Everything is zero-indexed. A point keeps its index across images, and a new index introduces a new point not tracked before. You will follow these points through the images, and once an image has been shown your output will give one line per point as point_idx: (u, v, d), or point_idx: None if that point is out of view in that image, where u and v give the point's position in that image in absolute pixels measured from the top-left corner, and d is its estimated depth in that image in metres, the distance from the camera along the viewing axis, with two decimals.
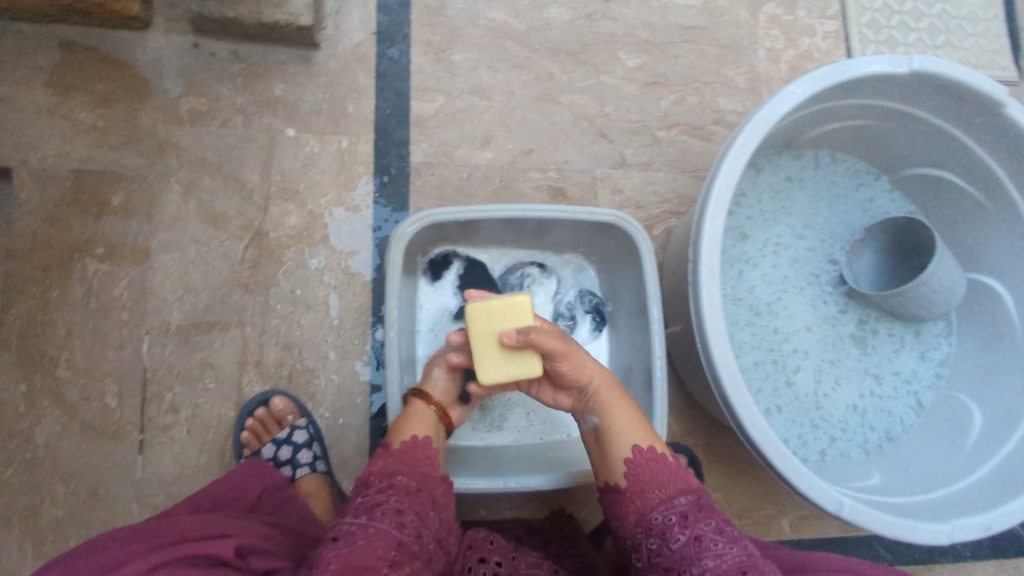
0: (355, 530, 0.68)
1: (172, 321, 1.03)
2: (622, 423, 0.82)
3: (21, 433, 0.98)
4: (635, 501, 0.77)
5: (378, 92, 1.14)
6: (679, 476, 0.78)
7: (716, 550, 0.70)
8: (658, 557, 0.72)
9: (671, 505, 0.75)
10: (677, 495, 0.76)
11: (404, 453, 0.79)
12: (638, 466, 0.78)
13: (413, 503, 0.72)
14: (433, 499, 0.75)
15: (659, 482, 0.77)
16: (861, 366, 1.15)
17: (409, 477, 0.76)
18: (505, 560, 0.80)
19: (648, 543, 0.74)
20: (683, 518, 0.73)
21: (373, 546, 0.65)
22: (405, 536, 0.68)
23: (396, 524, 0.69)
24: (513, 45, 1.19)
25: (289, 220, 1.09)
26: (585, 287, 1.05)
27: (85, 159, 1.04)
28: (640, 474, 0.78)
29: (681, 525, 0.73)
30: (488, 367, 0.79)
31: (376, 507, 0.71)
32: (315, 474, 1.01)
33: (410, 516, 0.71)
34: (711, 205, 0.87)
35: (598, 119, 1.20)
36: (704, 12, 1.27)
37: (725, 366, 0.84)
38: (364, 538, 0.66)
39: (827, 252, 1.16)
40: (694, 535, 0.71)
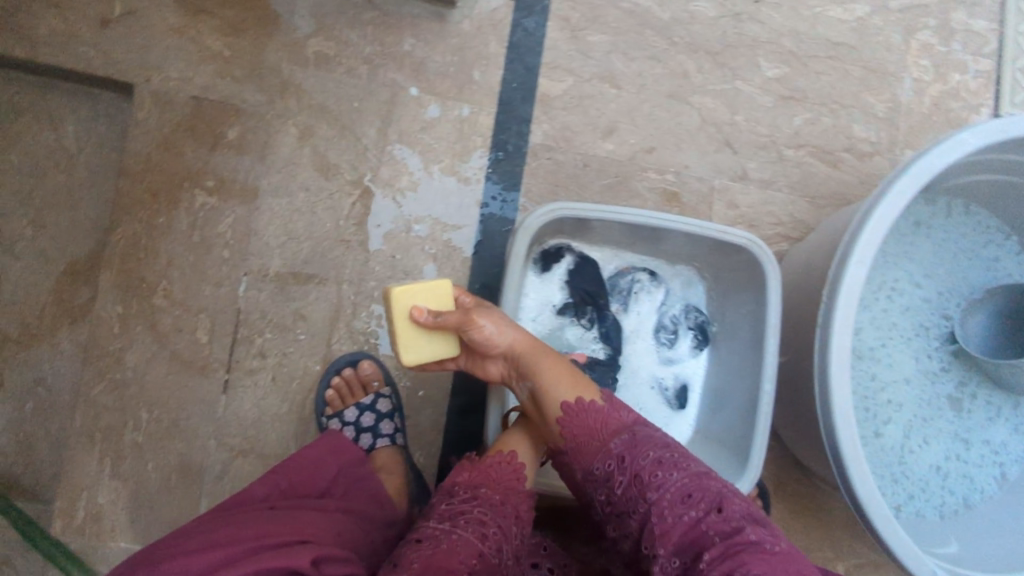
0: (439, 533, 0.69)
1: (271, 267, 1.02)
2: (556, 377, 0.79)
3: (112, 353, 0.99)
4: (578, 459, 0.77)
5: (508, 63, 1.09)
6: (607, 417, 0.76)
7: (659, 481, 0.69)
8: (613, 505, 0.73)
9: (607, 451, 0.74)
10: (610, 439, 0.75)
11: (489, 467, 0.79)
12: (572, 420, 0.77)
13: (495, 517, 0.73)
14: (514, 514, 0.76)
15: (590, 431, 0.76)
16: (952, 428, 1.11)
17: (492, 489, 0.77)
18: (556, 566, 0.82)
19: (600, 494, 0.75)
20: (621, 461, 0.73)
21: (456, 550, 0.66)
22: (487, 548, 0.69)
23: (479, 535, 0.70)
24: (652, 35, 1.13)
25: (400, 182, 1.05)
26: (691, 301, 1.02)
27: (206, 87, 1.01)
28: (579, 426, 0.76)
29: (620, 467, 0.73)
30: (408, 351, 0.78)
31: (461, 515, 0.72)
32: (393, 446, 1.00)
33: (493, 530, 0.71)
34: (858, 249, 0.83)
35: (726, 127, 1.15)
36: (855, 30, 1.19)
37: (843, 418, 0.82)
38: (449, 543, 0.67)
39: (940, 306, 1.11)
40: (632, 474, 0.71)
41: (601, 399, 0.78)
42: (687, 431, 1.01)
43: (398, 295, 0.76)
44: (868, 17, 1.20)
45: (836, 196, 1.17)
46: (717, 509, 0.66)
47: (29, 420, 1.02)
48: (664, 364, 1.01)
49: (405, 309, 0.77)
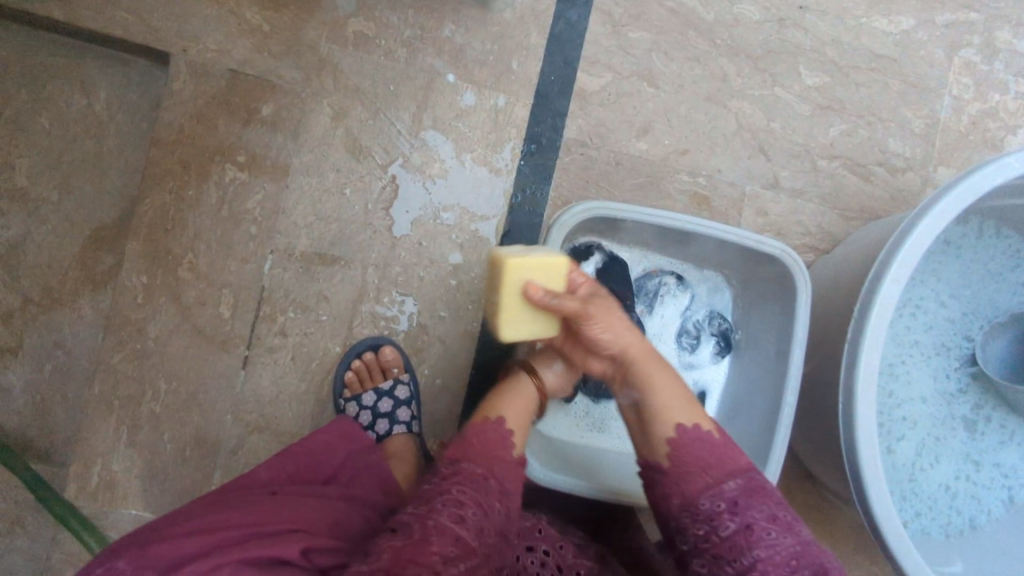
0: (412, 521, 0.59)
1: (297, 246, 1.01)
2: (671, 398, 0.75)
3: (135, 323, 0.98)
4: (679, 485, 0.70)
5: (547, 55, 1.07)
6: (723, 456, 0.71)
7: (769, 539, 0.65)
8: (708, 543, 0.66)
9: (719, 491, 0.68)
10: (725, 479, 0.69)
11: (473, 431, 0.71)
12: (683, 446, 0.72)
13: (476, 493, 0.63)
14: (500, 487, 0.65)
15: (705, 465, 0.70)
16: (964, 449, 1.11)
17: (476, 461, 0.66)
18: (552, 549, 0.79)
19: (694, 529, 0.67)
20: (733, 505, 0.67)
21: (428, 541, 0.57)
22: (465, 530, 0.59)
23: (455, 517, 0.59)
24: (694, 36, 1.11)
25: (431, 169, 1.05)
26: (716, 308, 1.02)
27: (243, 61, 1.00)
28: (688, 454, 0.71)
29: (731, 511, 0.66)
30: (507, 325, 0.76)
31: (437, 496, 0.62)
32: (409, 433, 1.00)
33: (472, 510, 0.61)
34: (894, 267, 0.82)
35: (762, 133, 1.13)
36: (899, 43, 1.18)
37: (865, 435, 0.81)
38: (420, 531, 0.58)
39: (964, 327, 1.10)
40: (745, 524, 0.65)
41: (718, 432, 0.73)
42: None
43: (511, 267, 0.72)
44: (913, 30, 1.18)
45: (867, 210, 1.16)
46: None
47: (47, 383, 1.02)
48: (685, 368, 1.01)
49: (514, 284, 0.73)
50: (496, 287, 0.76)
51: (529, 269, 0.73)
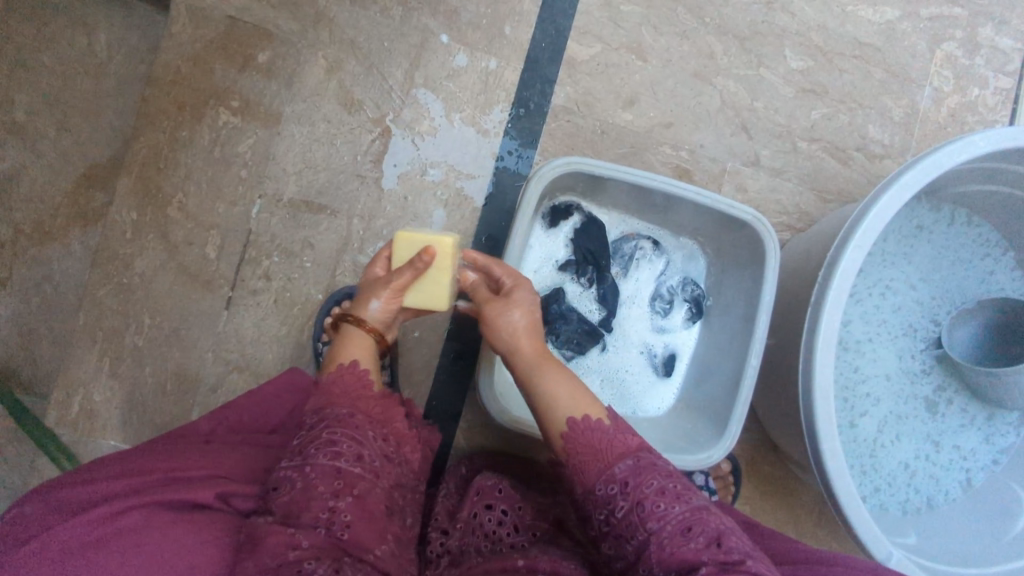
0: (293, 473, 0.65)
1: (285, 193, 1.04)
2: (561, 391, 0.73)
3: (122, 258, 1.01)
4: (579, 473, 0.70)
5: (539, 23, 1.10)
6: (612, 439, 0.70)
7: (658, 511, 0.64)
8: (611, 525, 0.67)
9: (612, 473, 0.68)
10: (616, 462, 0.68)
11: (334, 381, 0.73)
12: (579, 432, 0.70)
13: (349, 430, 0.68)
14: (369, 415, 0.70)
15: (597, 450, 0.69)
16: (925, 430, 1.14)
17: (341, 403, 0.70)
18: (511, 509, 0.84)
19: (597, 513, 0.68)
20: (624, 487, 0.66)
21: (313, 487, 0.64)
22: (346, 463, 0.66)
23: (332, 455, 0.65)
24: (684, 13, 1.14)
25: (420, 126, 1.07)
26: (689, 275, 1.05)
27: (242, 9, 1.03)
28: (584, 441, 0.70)
29: (622, 492, 0.67)
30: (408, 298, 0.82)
31: (311, 444, 0.67)
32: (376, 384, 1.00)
33: (347, 446, 0.66)
34: (859, 234, 0.85)
35: (745, 111, 1.16)
36: (883, 32, 1.21)
37: (822, 394, 0.85)
38: (304, 480, 0.64)
39: (931, 310, 1.13)
40: (635, 502, 0.65)
41: (608, 417, 0.71)
42: (670, 400, 1.03)
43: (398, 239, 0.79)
44: (897, 21, 1.21)
45: (844, 192, 1.19)
46: (718, 543, 0.62)
47: (33, 314, 1.04)
48: (657, 332, 1.03)
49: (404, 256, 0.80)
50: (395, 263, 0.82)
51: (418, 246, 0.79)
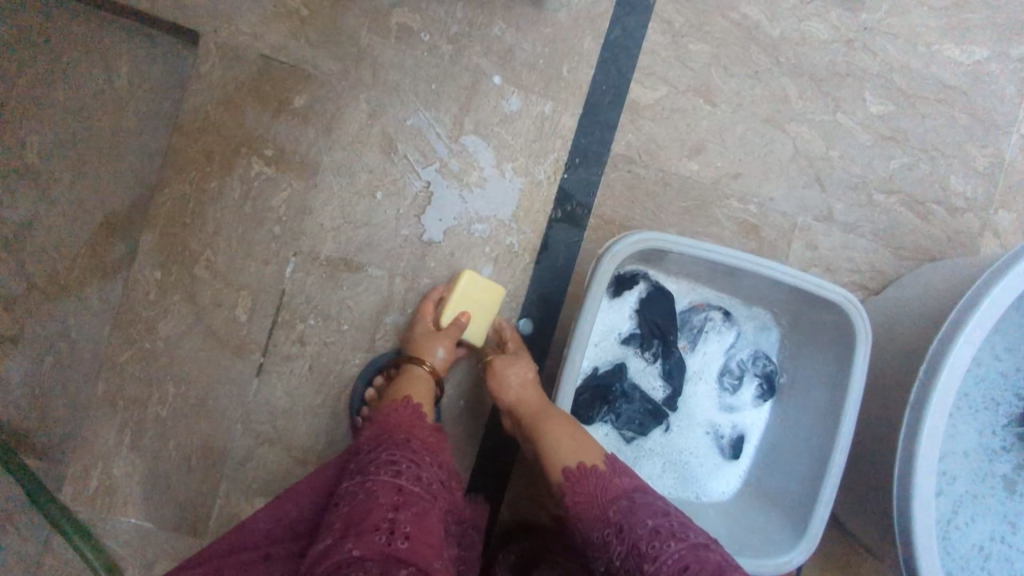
0: (355, 488, 0.69)
1: (323, 251, 0.95)
2: (557, 434, 0.77)
3: (145, 321, 0.92)
4: (579, 522, 0.74)
5: (600, 63, 1.00)
6: (610, 482, 0.73)
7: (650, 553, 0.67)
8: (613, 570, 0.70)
9: (607, 520, 0.71)
10: (611, 508, 0.72)
11: (390, 413, 0.79)
12: (576, 485, 0.74)
13: (405, 453, 0.73)
14: (424, 443, 0.76)
15: (594, 499, 0.73)
16: (1002, 511, 1.04)
17: (397, 428, 0.77)
18: None
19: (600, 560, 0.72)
20: (620, 530, 0.70)
21: (375, 499, 0.66)
22: (405, 480, 0.70)
23: (392, 472, 0.70)
24: (757, 52, 1.04)
25: (469, 176, 0.98)
26: (761, 348, 0.96)
27: (277, 47, 0.93)
28: (584, 489, 0.74)
29: (619, 537, 0.70)
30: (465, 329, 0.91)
31: (371, 464, 0.71)
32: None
33: (406, 466, 0.71)
34: (968, 329, 0.77)
35: (819, 161, 1.07)
36: (970, 74, 1.11)
37: (920, 502, 0.77)
38: (365, 494, 0.67)
39: (1016, 383, 1.05)
40: (631, 545, 0.68)
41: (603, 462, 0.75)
42: (736, 484, 0.95)
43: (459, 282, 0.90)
44: (985, 62, 1.11)
45: (923, 250, 1.10)
46: None
47: (47, 374, 0.96)
48: (725, 410, 0.95)
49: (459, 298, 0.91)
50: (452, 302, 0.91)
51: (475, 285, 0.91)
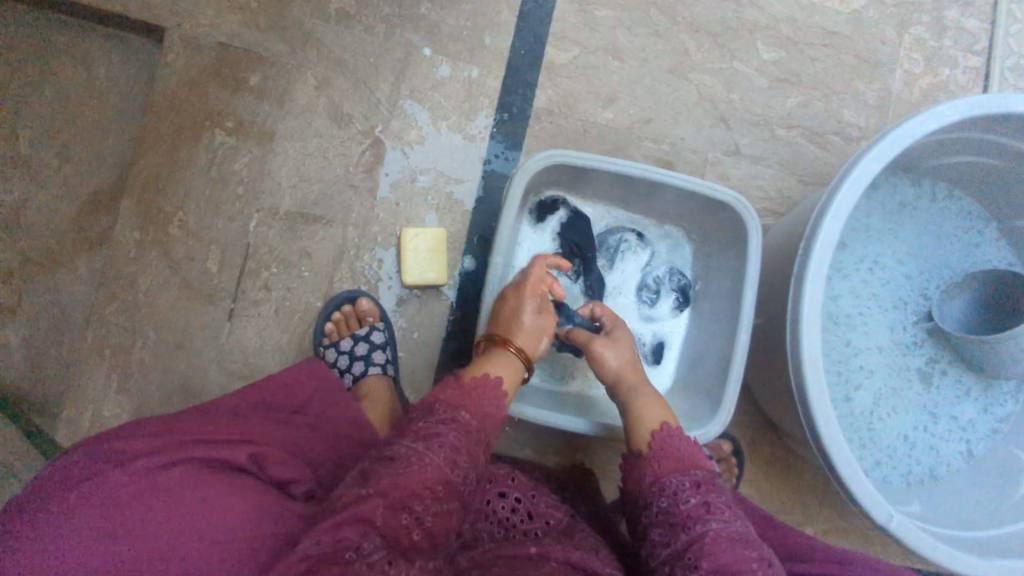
0: (410, 454, 0.68)
1: (281, 206, 1.08)
2: (659, 411, 0.85)
3: (127, 277, 1.05)
4: (654, 466, 0.79)
5: (517, 31, 1.15)
6: (695, 454, 0.80)
7: (722, 518, 0.72)
8: (666, 513, 0.74)
9: (688, 474, 0.77)
10: (693, 468, 0.78)
11: (473, 391, 0.78)
12: (665, 436, 0.81)
13: (465, 436, 0.72)
14: (487, 442, 0.76)
15: (680, 455, 0.79)
16: (921, 401, 1.16)
17: (474, 416, 0.75)
18: (523, 496, 0.91)
19: (658, 502, 0.76)
20: (697, 486, 0.75)
21: (424, 473, 0.66)
22: (454, 475, 0.69)
23: (450, 459, 0.69)
24: (657, 13, 1.19)
25: (409, 135, 1.11)
26: (675, 264, 1.08)
27: (232, 35, 1.08)
28: (665, 446, 0.80)
29: (694, 490, 0.75)
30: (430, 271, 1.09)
31: (434, 435, 0.71)
32: (384, 375, 1.04)
33: (464, 456, 0.71)
34: (835, 206, 0.87)
35: (722, 104, 1.20)
36: (851, 21, 1.25)
37: (811, 365, 0.87)
38: (417, 466, 0.67)
39: (921, 284, 1.17)
40: (704, 499, 0.73)
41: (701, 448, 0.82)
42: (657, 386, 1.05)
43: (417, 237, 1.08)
44: (864, 10, 1.25)
45: (826, 176, 1.22)
46: (768, 563, 0.70)
47: (43, 338, 1.07)
48: (645, 320, 1.06)
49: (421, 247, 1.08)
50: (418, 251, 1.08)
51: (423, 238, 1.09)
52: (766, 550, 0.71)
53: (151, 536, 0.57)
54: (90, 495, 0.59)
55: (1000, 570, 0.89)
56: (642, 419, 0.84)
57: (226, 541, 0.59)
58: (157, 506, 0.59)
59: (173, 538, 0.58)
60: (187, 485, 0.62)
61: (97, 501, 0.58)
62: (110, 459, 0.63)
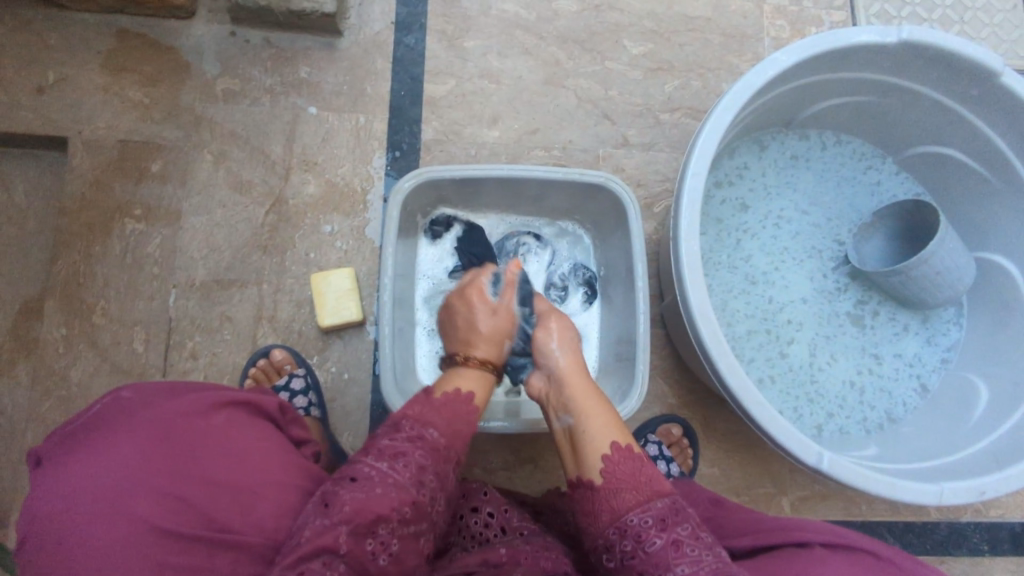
0: (373, 475, 0.65)
1: (197, 276, 1.13)
2: (596, 422, 0.78)
3: (58, 372, 1.08)
4: (609, 501, 0.72)
5: (394, 75, 1.22)
6: (654, 476, 0.72)
7: (692, 557, 0.65)
8: (632, 560, 0.67)
9: (648, 507, 0.69)
10: (652, 498, 0.70)
11: (444, 406, 0.74)
12: (615, 463, 0.73)
13: (433, 453, 0.70)
14: (456, 457, 0.73)
15: (636, 483, 0.71)
16: (859, 344, 1.15)
17: (443, 433, 0.72)
18: (497, 511, 0.87)
19: (622, 545, 0.69)
20: (661, 522, 0.68)
21: (391, 497, 0.64)
22: (421, 496, 0.66)
23: (416, 480, 0.67)
24: (522, 34, 1.26)
25: (308, 189, 1.17)
26: (579, 259, 1.11)
27: (130, 131, 1.16)
28: (618, 474, 0.72)
29: (659, 527, 0.68)
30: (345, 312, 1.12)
31: (400, 454, 0.68)
32: (309, 418, 1.05)
33: (431, 476, 0.68)
34: (693, 162, 0.90)
35: (602, 101, 1.25)
36: (710, 3, 1.31)
37: (702, 317, 0.86)
38: (382, 488, 0.64)
39: (832, 231, 1.19)
40: (671, 540, 0.67)
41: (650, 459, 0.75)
42: None
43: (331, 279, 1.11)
44: None
45: None
46: None
47: None
48: None
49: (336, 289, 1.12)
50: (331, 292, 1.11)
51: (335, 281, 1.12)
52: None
53: (201, 466, 0.66)
54: (154, 419, 0.68)
55: (946, 492, 0.87)
56: (590, 441, 0.76)
57: (255, 483, 0.69)
58: (207, 442, 0.69)
59: (217, 472, 0.67)
60: (225, 431, 0.71)
61: (158, 423, 0.67)
62: (165, 396, 0.72)
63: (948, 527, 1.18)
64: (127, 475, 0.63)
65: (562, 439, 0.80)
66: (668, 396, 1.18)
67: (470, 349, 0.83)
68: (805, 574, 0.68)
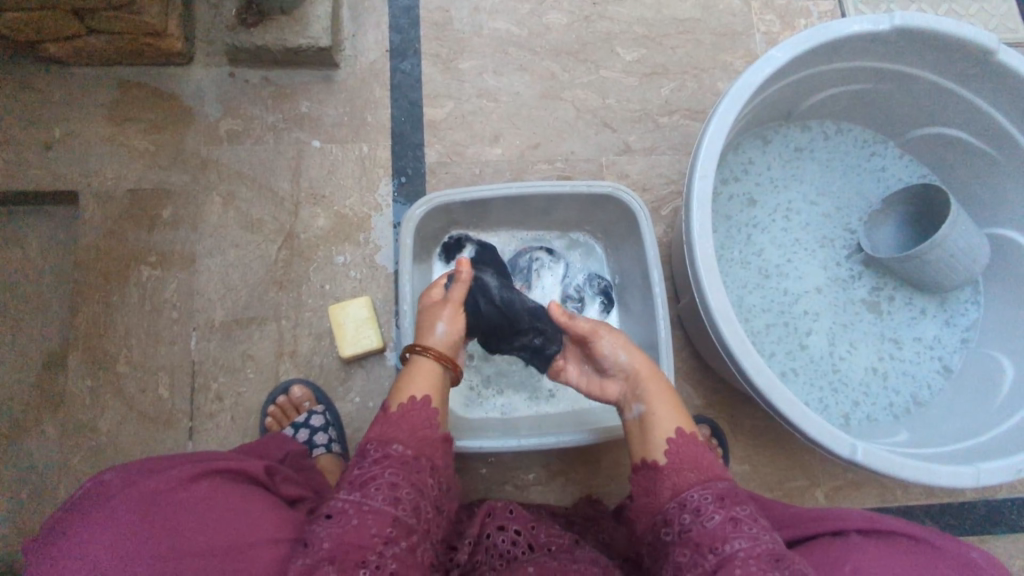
0: (346, 507, 0.67)
1: (215, 317, 1.14)
2: (664, 408, 0.77)
3: (86, 424, 1.09)
4: (672, 478, 0.72)
5: (393, 102, 1.23)
6: (715, 462, 0.73)
7: (750, 535, 0.66)
8: (689, 532, 0.68)
9: (709, 485, 0.70)
10: (714, 478, 0.71)
11: (402, 418, 0.75)
12: (681, 446, 0.74)
13: (403, 473, 0.70)
14: (432, 466, 0.73)
15: (700, 464, 0.72)
16: (877, 330, 1.15)
17: (408, 445, 0.73)
18: (523, 529, 0.86)
19: (680, 519, 0.69)
20: (721, 499, 0.69)
21: (369, 525, 0.65)
22: (402, 512, 0.67)
23: (391, 500, 0.67)
24: (515, 50, 1.27)
25: (318, 222, 1.18)
26: (593, 269, 1.12)
27: (139, 180, 1.18)
28: (682, 457, 0.73)
29: (718, 504, 0.68)
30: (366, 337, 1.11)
31: (370, 480, 0.69)
32: (329, 454, 1.06)
33: (406, 490, 0.69)
34: (700, 164, 0.90)
35: (600, 110, 1.26)
36: (698, 4, 1.32)
37: (724, 317, 0.86)
38: (358, 518, 0.66)
39: (842, 220, 1.19)
40: (730, 516, 0.67)
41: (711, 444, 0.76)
42: None
43: (354, 305, 1.12)
44: None
45: None
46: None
47: (19, 507, 1.09)
48: None
49: (356, 316, 1.12)
50: (351, 319, 1.12)
51: (355, 309, 1.12)
52: (799, 564, 0.63)
53: (182, 538, 0.65)
54: (124, 501, 0.65)
55: (984, 473, 0.86)
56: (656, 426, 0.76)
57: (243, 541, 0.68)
58: (191, 514, 0.67)
59: (202, 542, 0.65)
60: (208, 497, 0.69)
61: (131, 503, 0.65)
62: (137, 475, 0.70)
63: (984, 505, 1.17)
64: (108, 564, 0.61)
65: (631, 428, 0.80)
66: (692, 397, 1.18)
67: (426, 342, 0.84)
68: (842, 559, 0.68)
